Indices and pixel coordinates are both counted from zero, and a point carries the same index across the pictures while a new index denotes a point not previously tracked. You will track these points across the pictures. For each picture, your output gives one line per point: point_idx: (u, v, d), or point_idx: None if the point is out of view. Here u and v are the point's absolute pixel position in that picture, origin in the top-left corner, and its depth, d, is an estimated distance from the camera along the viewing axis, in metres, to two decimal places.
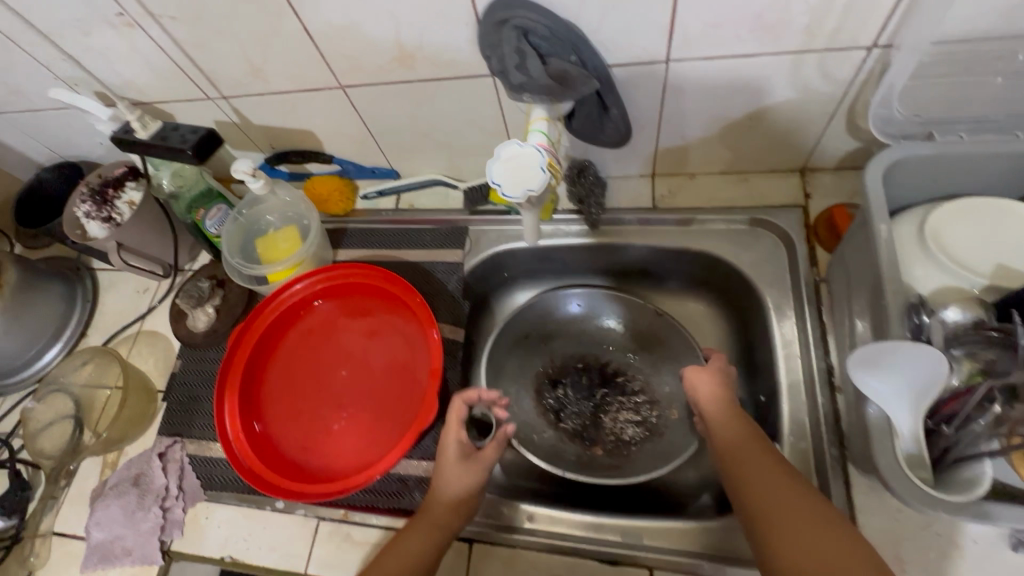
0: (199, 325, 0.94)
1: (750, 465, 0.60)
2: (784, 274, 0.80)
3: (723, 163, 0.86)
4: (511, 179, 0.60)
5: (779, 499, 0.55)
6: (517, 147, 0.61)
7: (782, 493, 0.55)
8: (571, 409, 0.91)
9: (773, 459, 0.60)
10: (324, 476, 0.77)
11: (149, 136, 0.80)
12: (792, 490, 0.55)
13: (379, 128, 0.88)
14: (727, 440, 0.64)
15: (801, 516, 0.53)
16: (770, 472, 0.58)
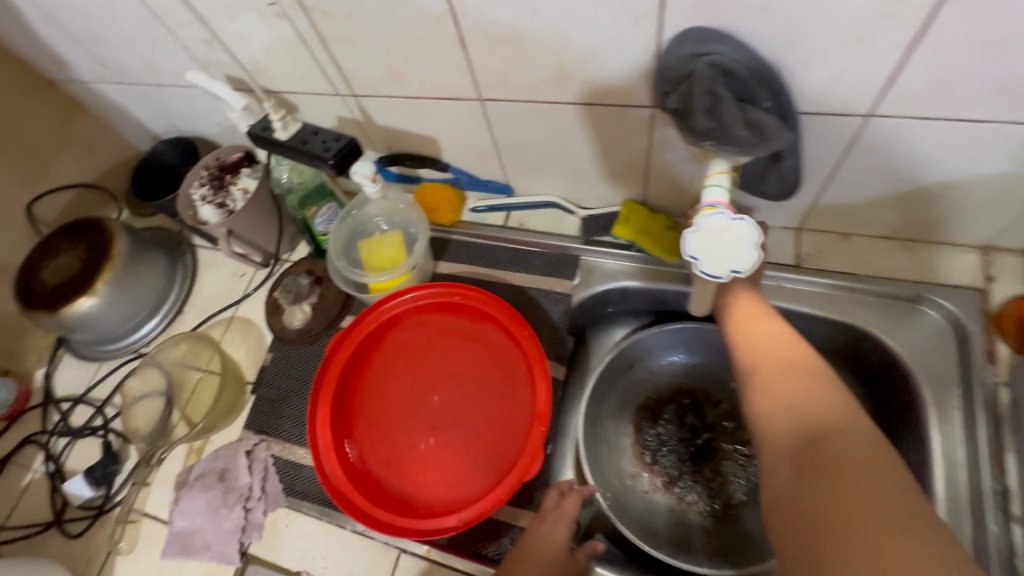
0: (295, 322, 0.92)
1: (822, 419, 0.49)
2: (951, 367, 0.70)
3: (888, 227, 0.75)
4: (719, 258, 0.55)
5: (849, 467, 0.44)
6: (725, 220, 0.54)
7: (860, 464, 0.45)
8: (666, 467, 0.84)
9: (869, 441, 0.47)
10: (412, 506, 0.74)
11: (289, 137, 0.80)
12: (872, 467, 0.44)
13: (508, 145, 0.82)
14: (803, 400, 0.51)
15: (873, 493, 0.42)
16: (854, 442, 0.46)
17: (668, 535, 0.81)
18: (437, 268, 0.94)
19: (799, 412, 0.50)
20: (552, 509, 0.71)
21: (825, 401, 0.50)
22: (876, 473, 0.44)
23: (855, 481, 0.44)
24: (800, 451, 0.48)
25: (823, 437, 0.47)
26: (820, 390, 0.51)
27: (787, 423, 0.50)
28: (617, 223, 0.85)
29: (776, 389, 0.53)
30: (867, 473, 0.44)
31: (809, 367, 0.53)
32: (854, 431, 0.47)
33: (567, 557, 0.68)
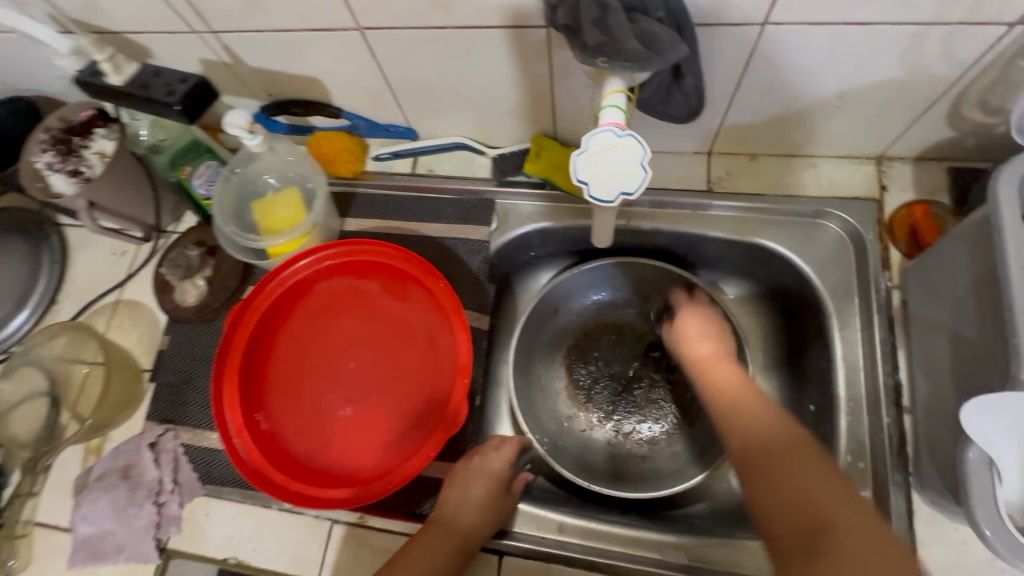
0: (189, 299, 0.83)
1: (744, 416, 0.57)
2: (851, 276, 0.73)
3: (792, 145, 0.76)
4: (604, 178, 0.50)
5: (835, 518, 0.44)
6: (612, 138, 0.50)
7: (820, 487, 0.47)
8: (598, 404, 0.85)
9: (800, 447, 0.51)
10: (338, 476, 0.71)
11: (125, 82, 0.68)
12: (823, 484, 0.47)
13: (400, 81, 0.74)
14: (741, 415, 0.57)
15: (871, 551, 0.41)
16: (800, 470, 0.49)
17: (605, 467, 0.83)
18: (344, 226, 0.87)
19: (758, 439, 0.54)
20: (489, 445, 0.73)
21: (770, 432, 0.54)
22: (837, 505, 0.45)
23: (853, 549, 0.42)
24: (789, 513, 0.47)
25: (771, 464, 0.51)
26: (767, 424, 0.55)
27: (756, 462, 0.52)
28: (528, 161, 0.81)
29: (744, 426, 0.56)
30: (830, 498, 0.46)
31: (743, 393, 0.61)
32: (794, 455, 0.50)
33: (502, 490, 0.70)
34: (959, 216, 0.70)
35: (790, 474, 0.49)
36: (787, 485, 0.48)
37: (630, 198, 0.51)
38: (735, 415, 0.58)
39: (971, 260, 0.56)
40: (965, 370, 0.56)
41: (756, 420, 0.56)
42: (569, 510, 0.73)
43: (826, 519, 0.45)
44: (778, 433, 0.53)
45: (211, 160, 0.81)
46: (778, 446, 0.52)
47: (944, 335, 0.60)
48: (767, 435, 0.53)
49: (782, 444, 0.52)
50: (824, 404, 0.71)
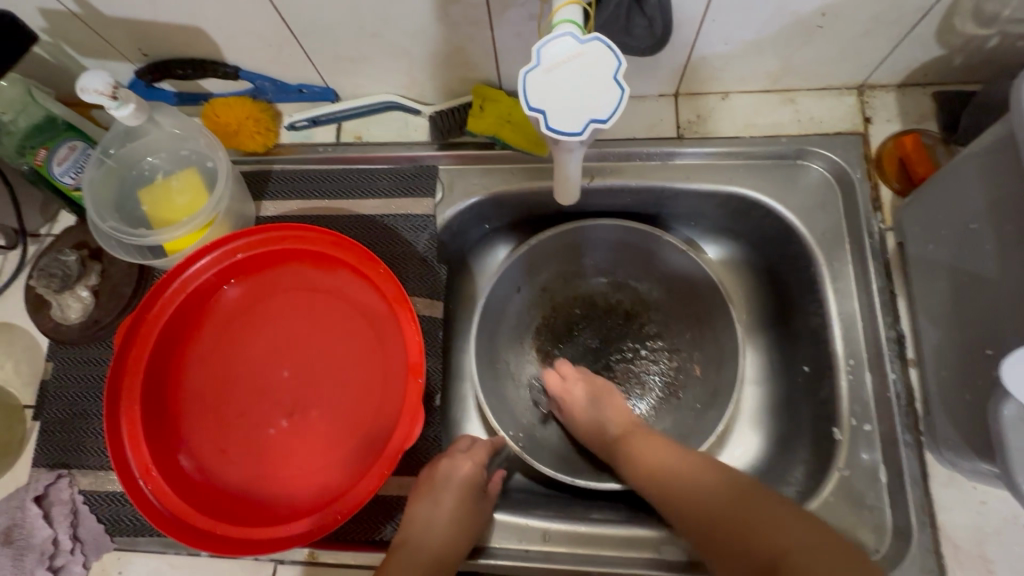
0: (72, 317, 0.68)
1: (678, 483, 0.54)
2: (839, 220, 0.66)
3: (767, 78, 0.67)
4: (561, 102, 0.41)
5: (773, 539, 0.47)
6: (573, 45, 0.40)
7: (702, 493, 0.52)
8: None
9: (752, 498, 0.51)
10: (279, 509, 0.59)
11: None
12: (772, 523, 0.48)
13: (304, 26, 0.60)
14: (679, 489, 0.54)
15: (826, 570, 0.43)
16: (768, 518, 0.48)
17: (589, 455, 0.73)
18: (260, 211, 0.73)
19: (698, 508, 0.52)
20: (457, 449, 0.64)
21: (704, 484, 0.53)
22: (798, 538, 0.46)
23: (806, 572, 0.43)
24: (744, 559, 0.47)
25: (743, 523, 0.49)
26: (703, 478, 0.54)
27: (712, 534, 0.50)
28: (471, 117, 0.69)
29: (677, 496, 0.54)
30: (784, 533, 0.47)
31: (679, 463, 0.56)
32: (743, 500, 0.51)
33: (476, 499, 0.61)
34: (950, 146, 0.64)
35: (760, 526, 0.48)
36: (751, 539, 0.47)
37: (601, 127, 0.41)
38: (651, 467, 0.57)
39: (986, 191, 0.49)
40: (981, 317, 0.50)
41: (681, 494, 0.54)
42: (553, 514, 0.65)
43: (767, 552, 0.46)
44: (714, 483, 0.53)
45: (75, 139, 0.65)
46: (721, 495, 0.52)
47: (951, 278, 0.54)
48: (701, 487, 0.53)
49: (720, 496, 0.52)
50: (818, 365, 0.65)
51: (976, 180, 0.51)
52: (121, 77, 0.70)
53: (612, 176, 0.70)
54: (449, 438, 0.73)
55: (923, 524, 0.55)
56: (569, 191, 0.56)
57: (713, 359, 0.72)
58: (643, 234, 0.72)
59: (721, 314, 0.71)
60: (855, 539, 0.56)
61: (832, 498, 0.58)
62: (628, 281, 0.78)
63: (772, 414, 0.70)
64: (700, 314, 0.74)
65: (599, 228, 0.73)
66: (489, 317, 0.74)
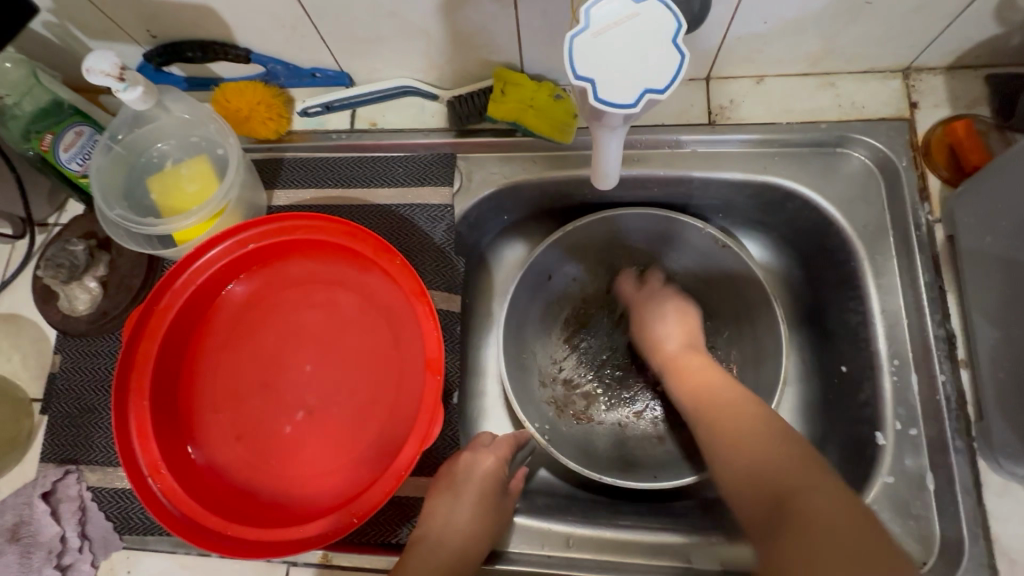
0: (80, 308, 0.66)
1: (733, 419, 0.52)
2: (883, 211, 0.62)
3: (807, 60, 0.63)
4: (609, 71, 0.37)
5: (804, 500, 0.42)
6: (623, 8, 0.37)
7: (766, 457, 0.47)
8: (602, 382, 0.73)
9: (804, 460, 0.46)
10: (292, 510, 0.56)
11: None
12: (804, 485, 0.43)
13: (318, 5, 0.57)
14: (746, 436, 0.49)
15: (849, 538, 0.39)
16: (812, 490, 0.42)
17: (612, 453, 0.71)
18: (272, 200, 0.71)
19: (759, 468, 0.46)
20: (481, 443, 0.61)
21: (763, 442, 0.48)
22: (824, 503, 0.41)
23: (815, 520, 0.40)
24: (756, 492, 0.46)
25: (781, 483, 0.44)
26: (766, 439, 0.48)
27: (747, 488, 0.46)
28: (492, 102, 0.65)
29: (736, 458, 0.49)
30: (822, 501, 0.42)
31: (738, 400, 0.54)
32: (805, 469, 0.44)
33: (498, 497, 0.59)
34: (1004, 132, 0.60)
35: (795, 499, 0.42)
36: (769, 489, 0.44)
37: (658, 97, 0.38)
38: (700, 392, 0.57)
39: None
40: None
41: (748, 444, 0.49)
42: (578, 519, 0.63)
43: (783, 493, 0.43)
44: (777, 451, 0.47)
45: (82, 124, 0.63)
46: (775, 461, 0.46)
47: (1011, 274, 0.50)
48: (758, 440, 0.48)
49: (779, 457, 0.46)
50: (857, 366, 0.61)
51: None
52: (130, 61, 0.67)
53: (638, 164, 0.66)
54: (467, 437, 0.71)
55: (975, 536, 0.51)
56: (609, 175, 0.52)
57: (752, 356, 0.69)
58: (675, 221, 0.69)
59: (762, 311, 0.68)
60: (901, 551, 0.53)
61: (876, 506, 0.55)
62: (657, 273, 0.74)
63: (807, 416, 0.66)
64: (735, 305, 0.71)
65: (631, 217, 0.69)
66: (515, 307, 0.71)
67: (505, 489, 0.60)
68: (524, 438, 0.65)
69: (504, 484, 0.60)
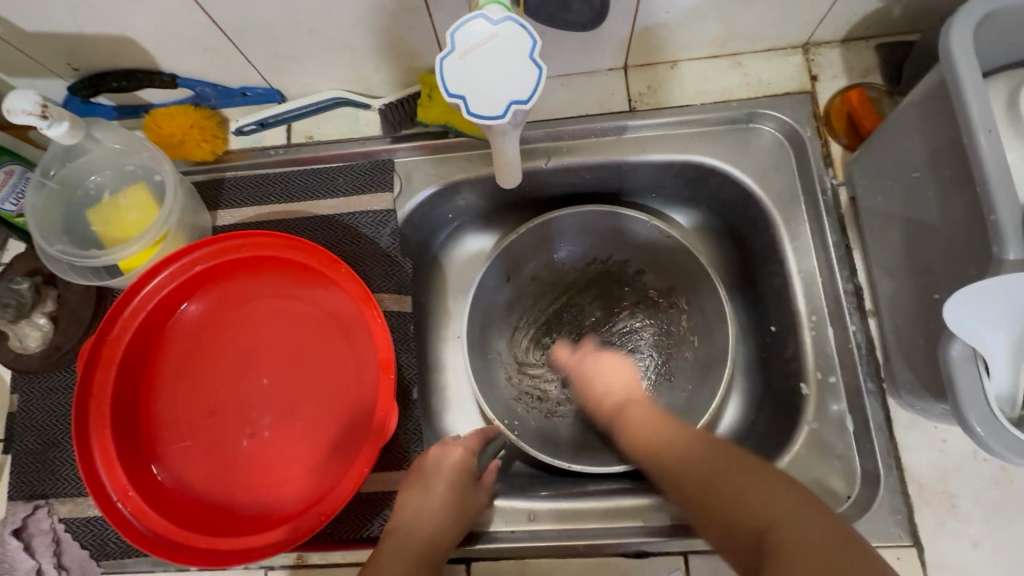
0: (32, 345, 0.66)
1: (665, 442, 0.57)
2: (794, 180, 0.66)
3: (713, 43, 0.66)
4: (480, 87, 0.42)
5: (729, 488, 0.49)
6: (486, 28, 0.42)
7: (747, 493, 0.47)
8: (566, 374, 0.76)
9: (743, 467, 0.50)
10: (265, 517, 0.59)
11: None
12: (739, 479, 0.49)
13: (235, 26, 0.58)
14: (668, 431, 0.58)
15: (811, 546, 0.41)
16: (728, 477, 0.50)
17: (570, 440, 0.74)
18: (216, 220, 0.72)
19: (677, 461, 0.54)
20: (450, 437, 0.65)
21: (678, 440, 0.56)
22: (764, 501, 0.46)
23: (793, 547, 0.42)
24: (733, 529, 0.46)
25: (709, 482, 0.50)
26: (675, 435, 0.57)
27: (677, 476, 0.54)
28: (421, 107, 0.68)
29: (653, 449, 0.57)
30: (764, 500, 0.46)
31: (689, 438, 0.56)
32: (723, 461, 0.51)
33: (468, 487, 0.62)
34: (895, 97, 0.65)
35: (714, 484, 0.50)
36: (716, 493, 0.49)
37: (522, 108, 0.43)
38: (645, 437, 0.59)
39: (925, 136, 0.50)
40: (930, 263, 0.51)
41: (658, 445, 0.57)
42: (540, 494, 0.66)
43: (763, 525, 0.45)
44: (692, 444, 0.55)
45: (12, 163, 0.64)
46: (695, 449, 0.54)
47: (901, 228, 0.55)
48: (680, 448, 0.55)
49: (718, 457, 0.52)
50: (783, 324, 0.66)
51: (916, 128, 0.51)
52: (55, 94, 0.67)
53: (569, 154, 0.70)
54: (433, 430, 0.74)
55: (890, 467, 0.57)
56: (512, 178, 0.60)
57: (702, 326, 0.73)
58: (626, 218, 0.73)
59: (700, 284, 0.73)
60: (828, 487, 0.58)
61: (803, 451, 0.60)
62: (618, 265, 0.77)
63: (745, 375, 0.71)
64: (682, 286, 0.75)
65: (586, 213, 0.73)
66: (480, 305, 0.75)
67: (474, 479, 0.63)
68: (495, 434, 0.69)
69: (474, 476, 0.63)
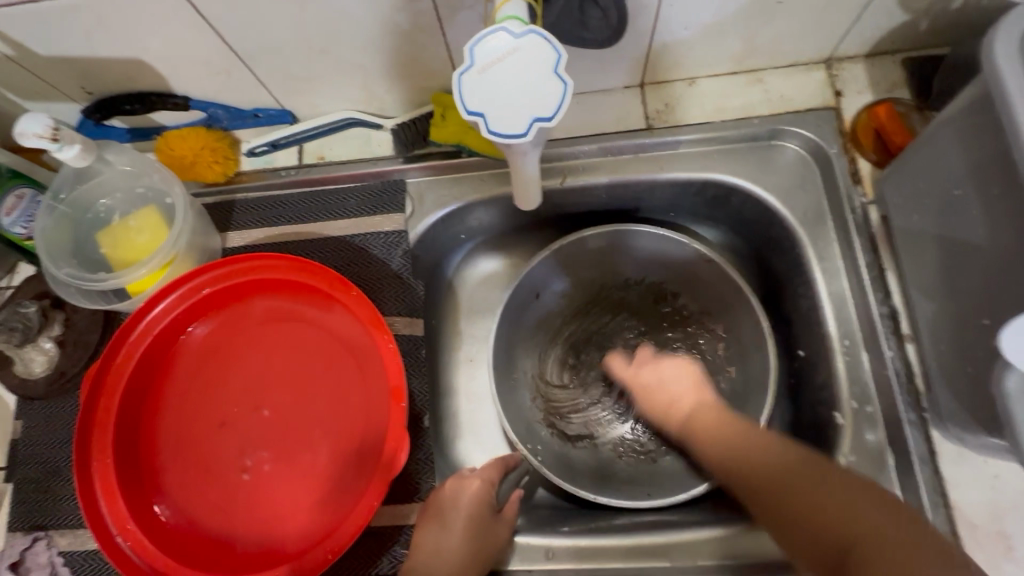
0: (37, 370, 0.65)
1: (754, 458, 0.52)
2: (821, 199, 0.64)
3: (733, 59, 0.65)
4: (500, 105, 0.40)
5: (815, 504, 0.46)
6: (507, 42, 0.40)
7: (832, 505, 0.45)
8: (595, 397, 0.73)
9: (835, 479, 0.47)
10: (266, 552, 0.56)
11: None
12: (830, 491, 0.46)
13: (247, 48, 0.58)
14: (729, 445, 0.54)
15: (897, 552, 0.40)
16: (818, 490, 0.46)
17: (594, 468, 0.71)
18: (226, 242, 0.70)
19: (767, 474, 0.50)
20: (467, 469, 0.63)
21: (766, 450, 0.52)
22: (849, 508, 0.44)
23: (882, 559, 0.40)
24: (811, 539, 0.45)
25: (788, 499, 0.48)
26: (761, 447, 0.52)
27: (761, 489, 0.50)
28: (434, 127, 0.67)
29: (754, 475, 0.51)
30: (855, 509, 0.44)
31: (765, 450, 0.52)
32: (811, 477, 0.48)
33: (488, 521, 0.59)
34: (925, 112, 0.63)
35: (803, 500, 0.47)
36: (795, 506, 0.47)
37: (546, 125, 0.41)
38: (731, 449, 0.54)
39: (966, 154, 0.47)
40: (974, 285, 0.48)
41: (749, 462, 0.52)
42: (555, 530, 0.63)
43: (845, 542, 0.43)
44: (775, 453, 0.51)
45: (23, 187, 0.63)
46: (778, 470, 0.50)
47: (941, 248, 0.52)
48: (779, 468, 0.50)
49: (797, 472, 0.49)
50: (812, 349, 0.63)
51: (956, 145, 0.48)
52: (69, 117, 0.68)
53: (585, 173, 0.68)
54: (445, 458, 0.71)
55: (936, 505, 0.53)
56: (532, 198, 0.58)
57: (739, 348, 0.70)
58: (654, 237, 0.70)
59: (730, 306, 0.70)
60: None
61: None
62: (644, 282, 0.75)
63: (773, 402, 0.68)
64: (716, 305, 0.71)
65: (613, 232, 0.70)
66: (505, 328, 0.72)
67: (496, 511, 0.61)
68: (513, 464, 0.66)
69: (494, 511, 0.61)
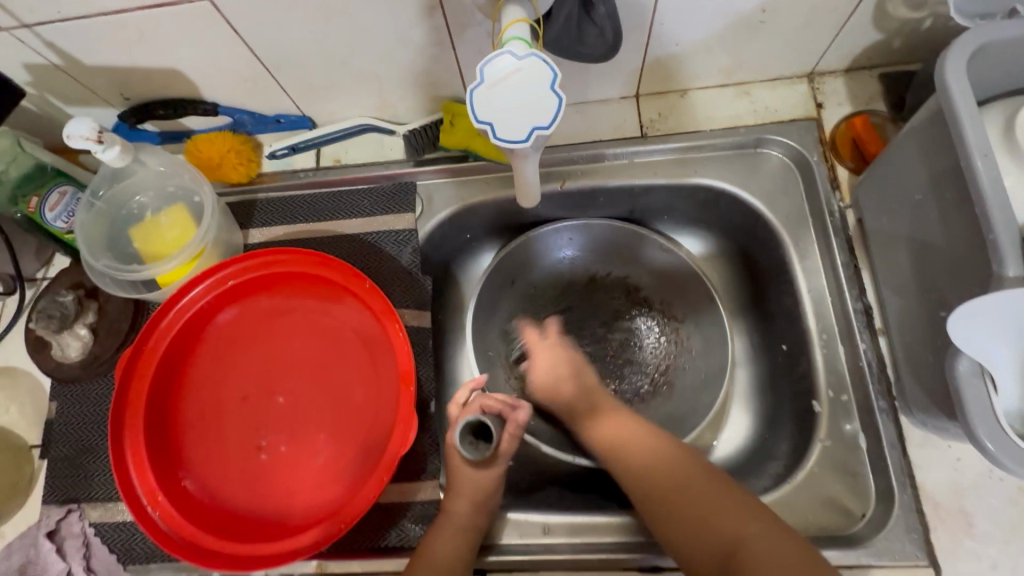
0: (72, 355, 0.70)
1: (662, 468, 0.59)
2: (802, 203, 0.69)
3: (721, 73, 0.70)
4: (503, 115, 0.46)
5: (710, 513, 0.55)
6: (511, 62, 0.45)
7: (726, 513, 0.54)
8: None
9: (723, 489, 0.56)
10: (283, 524, 0.61)
11: None
12: (710, 501, 0.56)
13: (275, 60, 0.63)
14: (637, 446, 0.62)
15: (776, 558, 0.50)
16: (714, 497, 0.56)
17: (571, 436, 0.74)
18: (247, 238, 0.75)
19: (645, 467, 0.60)
20: None
21: (657, 455, 0.61)
22: (737, 519, 0.54)
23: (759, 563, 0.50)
24: (699, 538, 0.54)
25: (679, 499, 0.57)
26: (656, 450, 0.61)
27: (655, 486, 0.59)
28: (443, 133, 0.72)
29: (641, 472, 0.60)
30: (734, 521, 0.53)
31: (667, 457, 0.60)
32: (706, 486, 0.57)
33: (490, 501, 0.63)
34: (899, 123, 0.68)
35: (690, 505, 0.56)
36: (691, 508, 0.56)
37: (544, 133, 0.46)
38: (623, 449, 0.62)
39: (926, 163, 0.52)
40: (935, 282, 0.52)
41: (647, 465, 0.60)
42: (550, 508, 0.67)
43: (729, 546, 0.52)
44: (671, 457, 0.60)
45: (64, 185, 0.69)
46: (679, 477, 0.58)
47: (907, 248, 0.56)
48: (674, 473, 0.59)
49: (694, 480, 0.58)
50: (794, 343, 0.67)
51: (918, 154, 0.53)
52: (107, 121, 0.73)
53: (583, 177, 0.73)
54: None
55: (904, 485, 0.57)
56: (529, 199, 0.64)
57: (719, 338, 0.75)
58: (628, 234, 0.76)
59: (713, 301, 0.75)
60: (841, 505, 0.59)
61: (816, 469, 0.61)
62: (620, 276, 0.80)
63: (758, 393, 0.72)
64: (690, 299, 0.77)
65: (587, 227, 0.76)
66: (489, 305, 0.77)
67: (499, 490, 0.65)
68: None
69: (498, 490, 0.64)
